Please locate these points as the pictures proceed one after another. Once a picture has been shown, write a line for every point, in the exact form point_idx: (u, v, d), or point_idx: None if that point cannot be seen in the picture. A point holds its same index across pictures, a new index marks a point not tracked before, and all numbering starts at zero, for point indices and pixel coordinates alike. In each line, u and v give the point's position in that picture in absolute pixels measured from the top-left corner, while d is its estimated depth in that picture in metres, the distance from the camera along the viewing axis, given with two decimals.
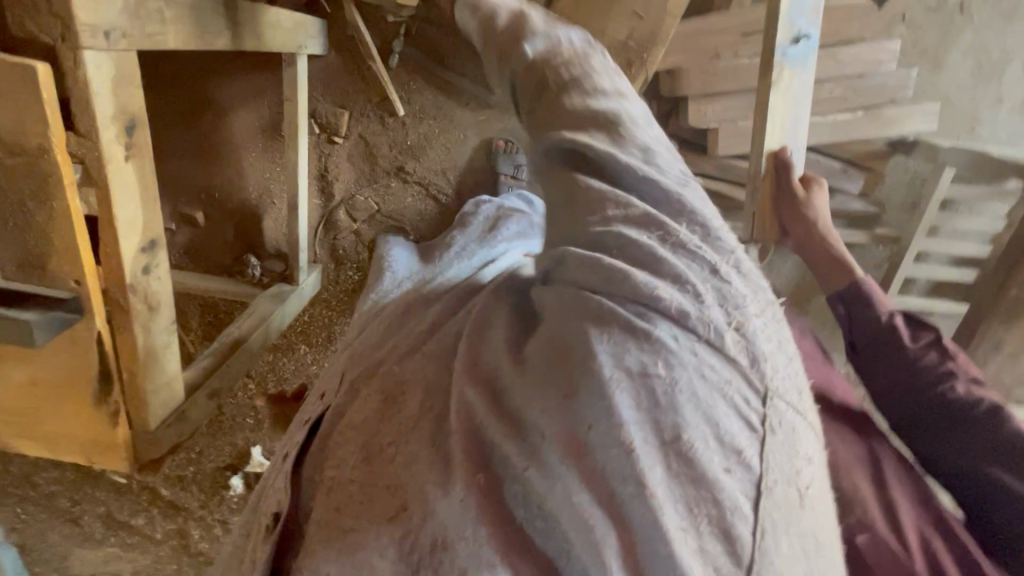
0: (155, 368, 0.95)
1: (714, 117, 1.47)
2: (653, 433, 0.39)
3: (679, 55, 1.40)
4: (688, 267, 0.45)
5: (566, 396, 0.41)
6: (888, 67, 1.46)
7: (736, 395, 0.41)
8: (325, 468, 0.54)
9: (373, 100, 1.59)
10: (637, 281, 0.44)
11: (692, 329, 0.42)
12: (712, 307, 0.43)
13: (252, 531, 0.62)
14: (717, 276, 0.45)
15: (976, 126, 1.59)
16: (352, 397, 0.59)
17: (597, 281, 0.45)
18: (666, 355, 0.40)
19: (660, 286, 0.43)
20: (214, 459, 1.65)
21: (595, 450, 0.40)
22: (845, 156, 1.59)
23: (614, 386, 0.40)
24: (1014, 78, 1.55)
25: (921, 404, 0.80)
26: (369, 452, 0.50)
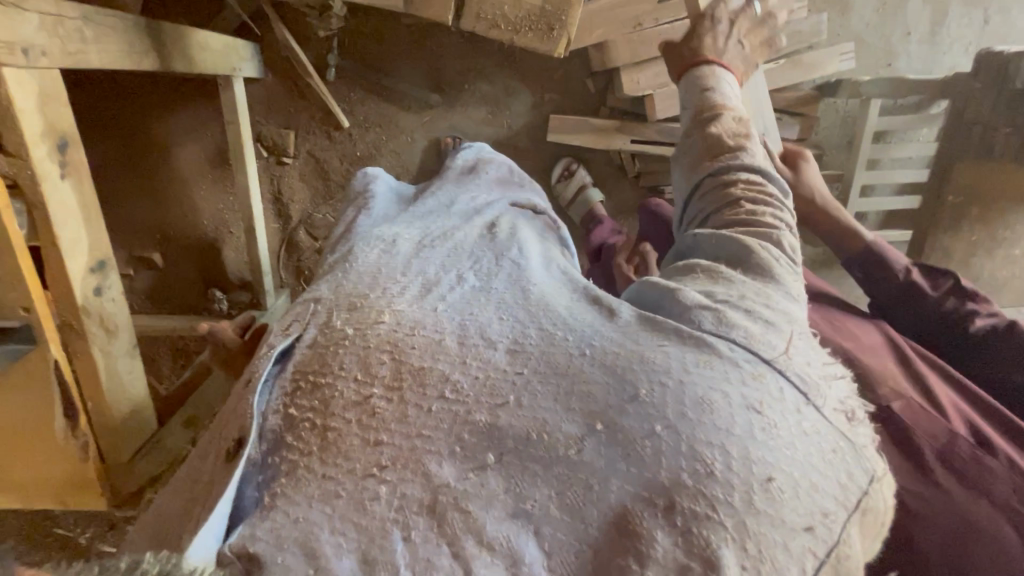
0: (119, 393, 0.93)
1: (648, 83, 1.52)
2: (704, 419, 0.49)
3: (603, 27, 1.46)
4: (750, 308, 0.58)
5: (639, 388, 0.51)
6: (799, 15, 1.54)
7: (780, 402, 0.51)
8: (298, 403, 0.54)
9: (317, 116, 1.61)
10: (699, 305, 0.58)
11: (752, 347, 0.54)
12: (766, 339, 0.56)
13: (199, 487, 0.57)
14: (775, 321, 0.58)
15: (892, 60, 1.69)
16: (332, 333, 0.59)
17: (673, 307, 0.59)
18: (724, 360, 0.53)
19: (723, 312, 0.57)
20: None
21: (637, 430, 0.49)
22: (778, 105, 1.66)
23: (677, 376, 0.51)
24: (917, 11, 1.65)
25: (942, 330, 1.04)
26: (360, 391, 0.53)
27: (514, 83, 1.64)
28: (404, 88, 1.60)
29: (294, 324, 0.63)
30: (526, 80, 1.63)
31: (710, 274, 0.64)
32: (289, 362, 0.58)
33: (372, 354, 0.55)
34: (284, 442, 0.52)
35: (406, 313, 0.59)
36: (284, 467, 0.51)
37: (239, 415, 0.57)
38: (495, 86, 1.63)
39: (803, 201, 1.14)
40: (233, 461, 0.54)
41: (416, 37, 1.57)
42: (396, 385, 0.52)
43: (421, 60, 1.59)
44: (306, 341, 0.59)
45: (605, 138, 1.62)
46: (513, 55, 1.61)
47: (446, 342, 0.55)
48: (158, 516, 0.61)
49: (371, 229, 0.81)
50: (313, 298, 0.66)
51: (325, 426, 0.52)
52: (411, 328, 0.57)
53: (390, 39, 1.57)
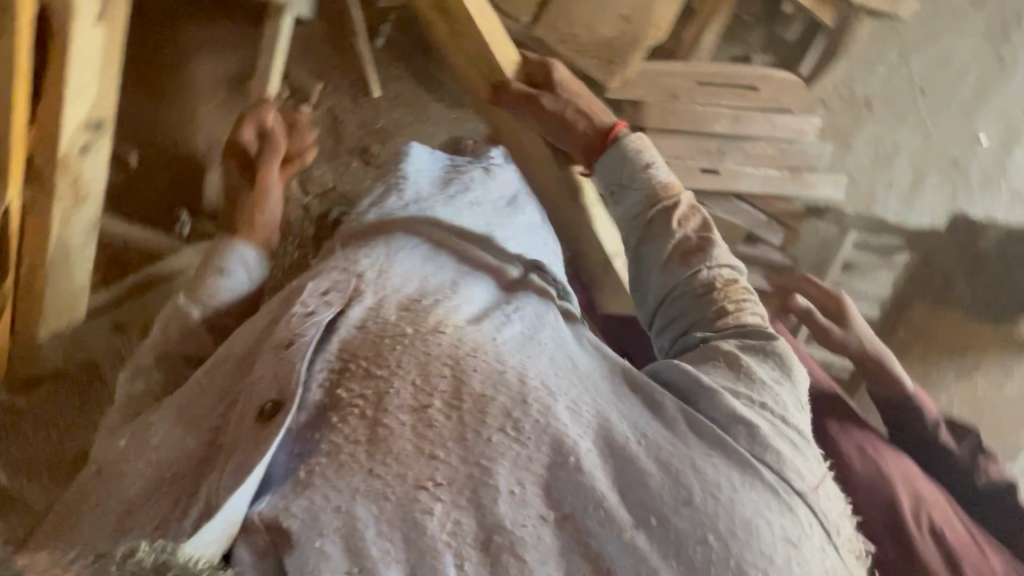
0: (63, 268, 0.85)
1: (668, 151, 1.62)
2: (743, 536, 0.51)
3: (645, 88, 1.56)
4: (781, 427, 0.61)
5: (688, 494, 0.53)
6: (808, 138, 1.71)
7: (811, 539, 0.54)
8: (350, 386, 0.56)
9: (349, 76, 1.59)
10: (734, 407, 0.60)
11: (786, 474, 0.57)
12: (796, 462, 0.58)
13: (204, 469, 0.55)
14: (804, 446, 0.61)
15: (873, 203, 1.87)
16: (382, 320, 0.62)
17: (703, 398, 0.61)
18: (757, 479, 0.55)
19: (757, 422, 0.60)
20: None
21: (675, 525, 0.51)
22: (770, 211, 1.77)
23: (720, 489, 0.53)
24: (902, 169, 1.86)
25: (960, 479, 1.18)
26: (416, 394, 0.55)
27: None
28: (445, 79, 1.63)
29: (334, 293, 0.65)
30: None
31: (735, 366, 0.66)
32: (334, 339, 0.60)
33: (432, 359, 0.58)
34: (330, 421, 0.54)
35: (472, 332, 0.62)
36: (328, 445, 0.53)
37: (267, 380, 0.57)
38: None
39: (854, 354, 1.17)
40: (269, 422, 0.53)
41: None
42: (459, 402, 0.55)
43: None
44: (354, 322, 0.62)
45: None
46: None
47: (507, 375, 0.58)
48: (111, 474, 0.59)
49: (392, 246, 0.74)
50: (350, 271, 0.69)
51: (378, 416, 0.54)
52: (472, 348, 0.60)
53: (444, 31, 1.59)
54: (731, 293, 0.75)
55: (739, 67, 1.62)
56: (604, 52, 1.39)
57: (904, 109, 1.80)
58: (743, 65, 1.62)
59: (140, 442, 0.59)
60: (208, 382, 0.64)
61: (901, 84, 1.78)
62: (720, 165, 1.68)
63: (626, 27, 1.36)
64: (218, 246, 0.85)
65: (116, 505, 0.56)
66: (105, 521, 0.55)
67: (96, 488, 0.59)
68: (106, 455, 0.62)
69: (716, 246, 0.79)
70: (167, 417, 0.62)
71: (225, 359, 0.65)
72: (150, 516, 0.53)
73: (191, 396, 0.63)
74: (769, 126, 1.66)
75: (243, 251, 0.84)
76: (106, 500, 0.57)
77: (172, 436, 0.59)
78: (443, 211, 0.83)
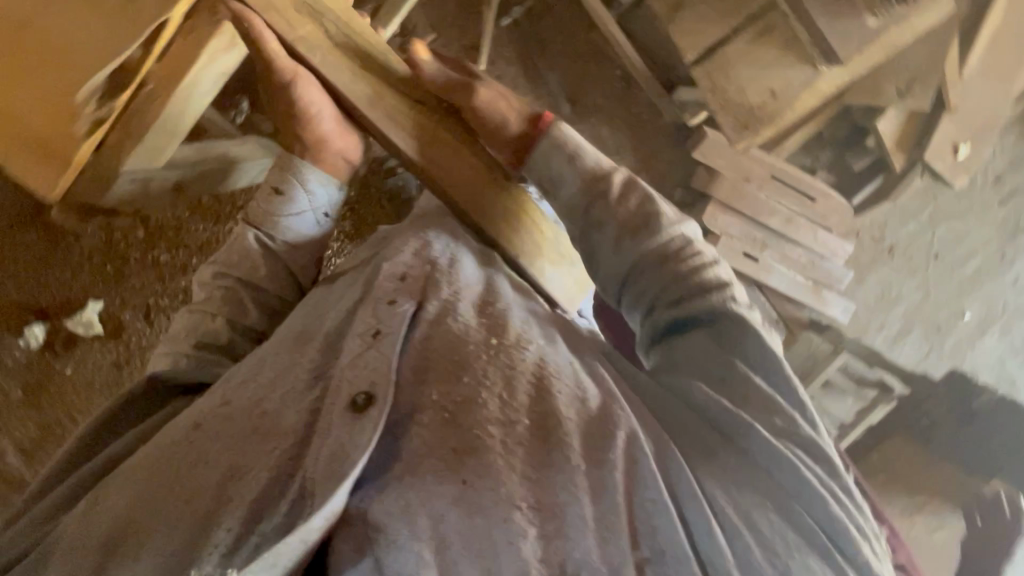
0: (177, 108, 0.88)
1: (721, 224, 1.72)
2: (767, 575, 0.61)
3: (724, 161, 1.66)
4: (822, 479, 0.67)
5: (720, 530, 0.63)
6: (836, 261, 1.82)
7: None
8: (444, 388, 0.73)
9: (463, 41, 1.59)
10: (782, 457, 0.67)
11: (824, 529, 0.64)
12: (838, 519, 0.65)
13: (303, 407, 0.75)
14: (845, 505, 0.66)
15: (865, 335, 2.02)
16: (451, 322, 0.80)
17: (739, 437, 0.69)
18: (794, 535, 0.64)
19: (801, 471, 0.66)
20: (47, 290, 1.58)
21: (704, 555, 0.62)
22: (780, 312, 1.87)
23: (743, 532, 0.63)
24: (897, 316, 2.03)
25: None
26: (503, 408, 0.71)
27: (627, 145, 1.75)
28: (551, 79, 1.66)
29: (411, 277, 0.85)
30: (638, 152, 1.75)
31: (772, 412, 0.70)
32: (418, 327, 0.80)
33: (516, 375, 0.74)
34: (418, 416, 0.72)
35: (550, 355, 0.78)
36: (425, 447, 0.69)
37: (360, 372, 0.74)
38: (613, 135, 1.73)
39: None
40: (360, 411, 0.70)
41: (585, 54, 1.69)
42: (541, 422, 0.70)
43: (577, 74, 1.68)
44: (429, 318, 0.81)
45: None
46: (641, 126, 1.74)
47: (555, 392, 0.73)
48: (205, 431, 0.74)
49: (460, 246, 0.92)
50: (426, 261, 0.88)
51: (458, 414, 0.70)
52: (550, 369, 0.76)
53: (568, 41, 1.67)
54: (716, 283, 0.79)
55: (805, 178, 1.74)
56: (742, 116, 1.46)
57: (918, 265, 1.99)
58: (808, 178, 1.75)
59: (250, 386, 0.79)
60: (301, 357, 0.81)
61: (919, 245, 1.98)
62: (760, 254, 1.76)
63: (771, 100, 1.45)
64: (290, 159, 0.94)
65: (218, 469, 0.70)
66: (195, 492, 0.69)
67: (187, 447, 0.73)
68: (208, 416, 0.76)
69: (660, 217, 0.82)
70: (266, 372, 0.81)
71: (311, 336, 0.84)
72: (252, 484, 0.68)
73: (284, 357, 0.83)
74: (812, 237, 1.78)
75: (306, 170, 0.93)
76: (207, 463, 0.71)
77: (266, 398, 0.77)
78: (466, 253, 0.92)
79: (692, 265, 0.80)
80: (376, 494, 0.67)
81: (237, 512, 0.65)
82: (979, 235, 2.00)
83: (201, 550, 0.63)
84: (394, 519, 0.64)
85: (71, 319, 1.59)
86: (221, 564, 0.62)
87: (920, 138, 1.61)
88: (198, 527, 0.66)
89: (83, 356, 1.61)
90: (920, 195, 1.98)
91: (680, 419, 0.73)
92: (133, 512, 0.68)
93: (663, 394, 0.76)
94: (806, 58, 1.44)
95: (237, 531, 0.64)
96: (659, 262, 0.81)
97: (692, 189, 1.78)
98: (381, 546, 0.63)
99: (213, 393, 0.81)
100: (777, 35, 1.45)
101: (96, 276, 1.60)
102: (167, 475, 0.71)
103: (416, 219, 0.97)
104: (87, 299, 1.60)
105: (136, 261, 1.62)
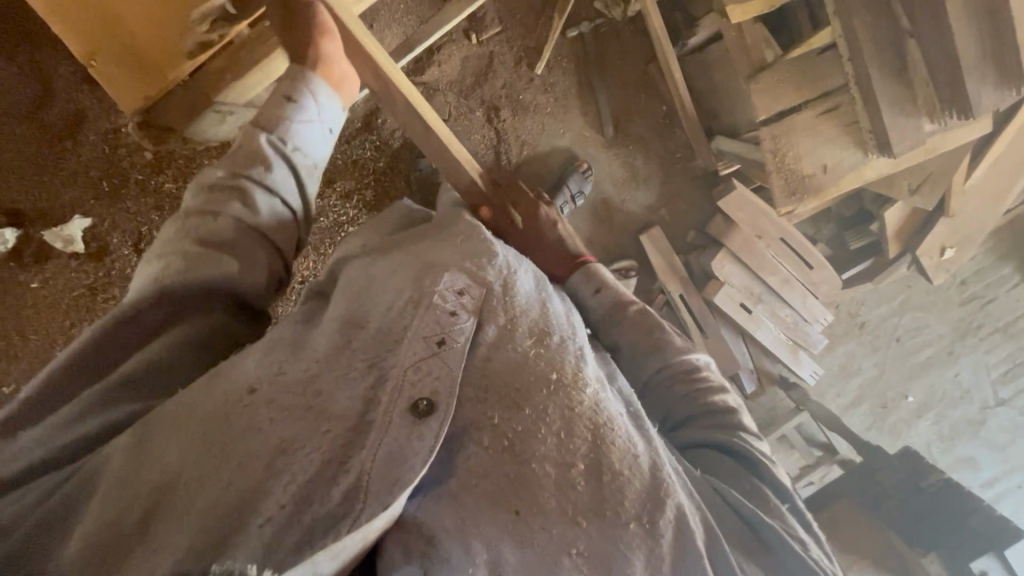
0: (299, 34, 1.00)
1: (725, 272, 1.81)
2: None
3: (745, 216, 1.76)
4: (816, 558, 0.86)
5: None
6: (816, 327, 1.95)
7: None
8: (503, 416, 0.79)
9: (529, 43, 1.66)
10: (787, 542, 0.85)
11: None
12: None
13: (357, 396, 0.75)
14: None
15: (820, 398, 2.20)
16: (511, 346, 0.84)
17: (757, 526, 0.86)
18: None
19: (802, 553, 0.85)
20: (27, 194, 1.46)
21: None
22: (757, 366, 1.98)
23: None
24: (854, 387, 2.21)
25: None
26: (560, 449, 0.78)
27: (655, 179, 1.85)
28: (601, 100, 1.74)
29: (469, 296, 0.86)
30: (664, 187, 1.86)
31: (772, 507, 0.92)
32: (479, 345, 0.83)
33: (575, 419, 0.80)
34: (473, 435, 0.78)
35: (604, 402, 0.84)
36: (481, 468, 0.76)
37: (423, 378, 0.76)
38: (645, 166, 1.83)
39: None
40: (423, 419, 0.73)
41: (637, 84, 1.77)
42: (595, 468, 0.78)
43: (624, 100, 1.77)
44: (490, 340, 0.84)
45: (668, 276, 1.85)
46: (671, 164, 1.84)
47: (615, 438, 0.80)
48: (263, 399, 0.73)
49: (513, 263, 0.94)
50: (485, 281, 0.88)
51: (515, 444, 0.78)
52: (606, 418, 0.82)
53: (623, 66, 1.76)
54: (721, 402, 1.05)
55: (811, 247, 1.84)
56: (790, 185, 1.47)
57: (881, 346, 2.18)
58: (812, 246, 1.84)
59: (301, 363, 0.78)
60: (351, 342, 0.80)
61: (886, 327, 2.17)
62: (754, 308, 1.87)
63: (819, 174, 1.46)
64: (302, 70, 1.00)
65: (271, 440, 0.70)
66: (248, 457, 0.69)
67: (243, 411, 0.72)
68: (265, 381, 0.75)
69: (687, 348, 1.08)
70: (320, 349, 0.80)
71: (360, 324, 0.83)
72: (304, 464, 0.69)
73: (335, 338, 0.81)
74: (801, 303, 1.90)
75: (318, 84, 1.00)
76: (262, 432, 0.71)
77: (320, 376, 0.76)
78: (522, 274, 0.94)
79: (705, 386, 1.05)
80: (427, 504, 0.75)
81: (290, 489, 0.67)
82: (936, 330, 2.20)
83: (249, 521, 0.65)
84: (447, 530, 0.73)
85: (50, 231, 1.48)
86: (274, 538, 0.64)
87: (915, 234, 1.78)
88: (247, 493, 0.66)
89: (55, 273, 1.51)
90: (897, 283, 2.16)
91: (720, 509, 0.87)
92: (183, 464, 0.68)
93: (705, 483, 0.90)
94: (861, 142, 1.42)
95: (290, 510, 0.66)
96: (685, 384, 1.05)
97: (705, 235, 1.88)
98: (433, 550, 0.72)
99: (268, 355, 0.78)
100: (839, 114, 1.40)
101: (89, 191, 1.49)
102: (224, 432, 0.71)
103: (462, 240, 0.96)
104: (73, 214, 1.49)
105: (133, 185, 1.51)
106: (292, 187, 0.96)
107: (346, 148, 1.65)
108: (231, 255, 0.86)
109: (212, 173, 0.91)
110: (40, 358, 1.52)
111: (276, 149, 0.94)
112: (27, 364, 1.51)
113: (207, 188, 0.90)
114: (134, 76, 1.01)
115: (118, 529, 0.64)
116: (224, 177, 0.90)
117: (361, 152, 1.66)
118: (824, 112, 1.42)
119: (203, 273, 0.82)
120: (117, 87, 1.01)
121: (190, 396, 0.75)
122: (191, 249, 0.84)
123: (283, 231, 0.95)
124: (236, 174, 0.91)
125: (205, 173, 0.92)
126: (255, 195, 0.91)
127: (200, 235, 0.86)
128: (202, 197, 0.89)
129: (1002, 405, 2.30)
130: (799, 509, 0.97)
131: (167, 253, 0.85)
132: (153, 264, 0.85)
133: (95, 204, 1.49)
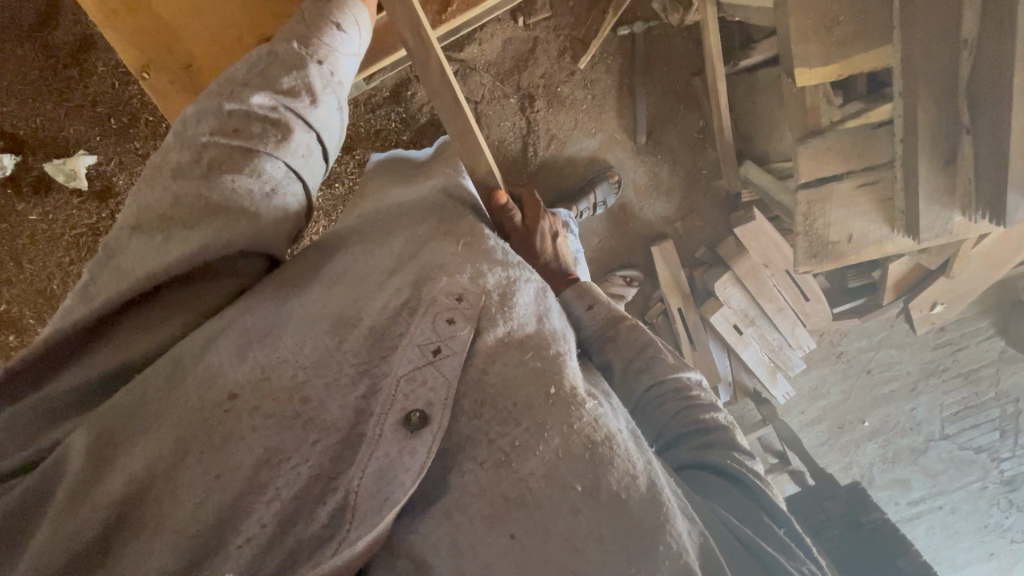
0: None
1: (727, 292, 1.87)
2: None
3: (756, 244, 1.83)
4: None
5: None
6: (795, 354, 1.98)
7: None
8: (499, 431, 0.75)
9: (575, 35, 1.62)
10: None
11: None
12: None
13: (359, 412, 0.74)
14: None
15: (785, 411, 2.38)
16: (510, 357, 0.80)
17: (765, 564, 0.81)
18: None
19: None
20: (24, 121, 1.41)
21: None
22: (737, 382, 2.09)
23: None
24: (819, 407, 2.38)
25: None
26: (556, 469, 0.74)
27: (676, 192, 1.89)
28: (638, 102, 1.73)
29: (468, 303, 0.83)
30: (683, 199, 1.90)
31: (774, 538, 0.87)
32: (477, 356, 0.79)
33: (573, 436, 0.75)
34: (461, 455, 0.75)
35: (604, 419, 0.79)
36: (476, 487, 0.73)
37: (417, 389, 0.75)
38: (670, 177, 1.86)
39: None
40: (416, 427, 0.73)
41: (677, 94, 1.77)
42: (592, 488, 0.73)
43: (662, 108, 1.77)
44: (485, 344, 0.80)
45: (670, 289, 1.92)
46: (693, 178, 1.88)
47: (618, 458, 0.76)
48: (245, 406, 0.71)
49: (514, 271, 0.93)
50: (483, 287, 0.86)
51: (512, 460, 0.74)
52: (604, 436, 0.77)
53: (669, 71, 1.74)
54: (719, 421, 0.99)
55: (811, 281, 1.93)
56: (813, 245, 1.49)
57: (852, 373, 2.33)
58: (812, 281, 1.93)
59: (290, 363, 0.76)
60: (343, 344, 0.78)
61: (861, 358, 2.32)
62: (745, 328, 1.93)
63: (845, 239, 1.47)
64: None
65: (254, 449, 0.69)
66: (227, 468, 0.68)
67: (223, 417, 0.70)
68: (247, 387, 0.73)
69: (685, 373, 1.03)
70: (306, 352, 0.77)
71: (353, 324, 0.81)
72: (291, 477, 0.69)
73: (325, 341, 0.78)
74: (790, 329, 1.94)
75: (356, 9, 0.92)
76: (244, 441, 0.69)
77: (310, 383, 0.74)
78: (521, 295, 0.89)
79: (702, 404, 1.00)
80: (418, 526, 0.74)
81: (274, 506, 0.67)
82: (906, 366, 2.36)
83: (230, 538, 0.65)
84: (439, 554, 0.72)
85: (53, 164, 1.44)
86: (253, 560, 0.65)
87: (912, 288, 1.90)
88: (226, 510, 0.66)
89: (56, 207, 1.49)
90: (883, 321, 2.30)
91: (721, 534, 0.82)
92: (151, 474, 0.66)
93: (703, 505, 0.85)
94: (890, 219, 1.43)
95: (273, 529, 0.66)
96: (680, 406, 0.98)
97: (713, 253, 1.95)
98: (423, 573, 0.71)
99: (241, 354, 0.76)
100: (878, 189, 1.42)
101: (94, 128, 1.44)
102: (199, 440, 0.69)
103: (469, 242, 0.96)
104: (77, 150, 1.45)
105: (139, 130, 1.46)
106: (333, 126, 0.89)
107: (371, 118, 1.59)
108: (260, 208, 0.80)
109: (246, 95, 0.81)
110: (37, 288, 1.54)
111: (325, 81, 0.86)
112: (20, 288, 1.53)
113: (238, 110, 0.80)
114: (184, 94, 1.00)
115: (76, 547, 0.62)
116: (262, 105, 0.81)
117: (384, 123, 1.60)
118: (862, 185, 1.43)
119: (212, 229, 0.77)
120: (168, 102, 1.00)
121: (158, 382, 0.73)
122: (213, 193, 0.78)
123: (313, 180, 0.88)
124: (275, 101, 0.82)
125: (234, 88, 0.83)
126: (294, 133, 0.83)
127: (225, 176, 0.79)
128: (229, 119, 0.80)
129: (945, 439, 2.49)
130: (801, 534, 0.93)
131: (179, 185, 0.78)
132: (154, 201, 0.79)
133: (97, 142, 1.45)
